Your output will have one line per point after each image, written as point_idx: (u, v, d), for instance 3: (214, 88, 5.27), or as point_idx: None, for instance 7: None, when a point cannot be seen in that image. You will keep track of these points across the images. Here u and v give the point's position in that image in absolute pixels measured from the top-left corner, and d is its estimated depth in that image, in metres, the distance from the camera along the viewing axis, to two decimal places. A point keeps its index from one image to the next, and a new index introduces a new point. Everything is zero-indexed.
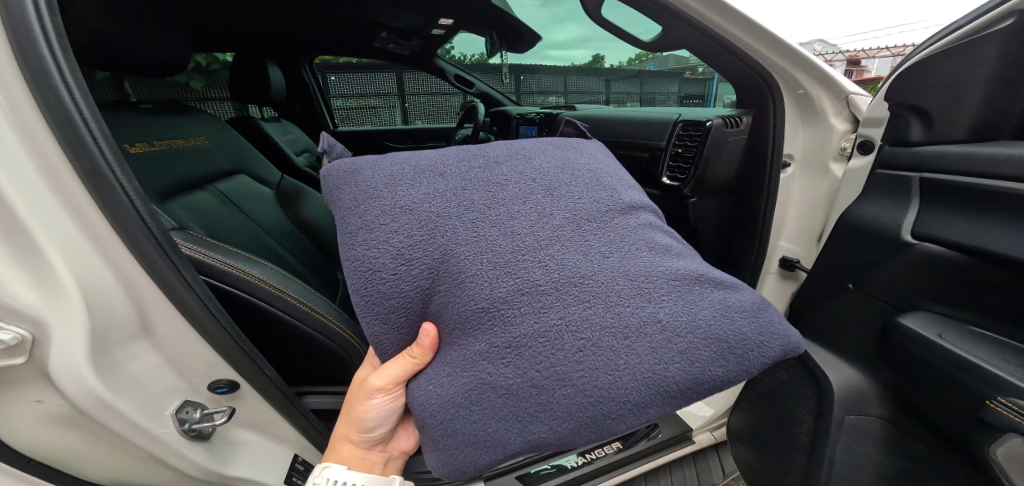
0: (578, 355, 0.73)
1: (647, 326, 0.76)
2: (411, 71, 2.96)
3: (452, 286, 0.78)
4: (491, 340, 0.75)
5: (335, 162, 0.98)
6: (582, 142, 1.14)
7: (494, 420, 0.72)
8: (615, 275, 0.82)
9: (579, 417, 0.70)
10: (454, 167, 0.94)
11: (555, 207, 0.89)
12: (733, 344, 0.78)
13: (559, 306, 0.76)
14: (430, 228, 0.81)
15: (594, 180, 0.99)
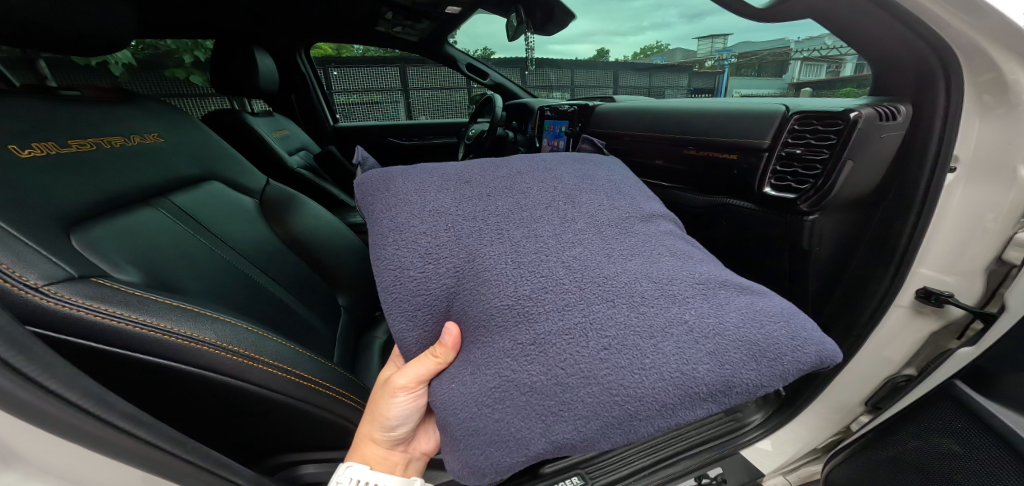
0: (599, 352, 0.55)
1: (671, 323, 0.57)
2: (416, 66, 2.80)
3: (475, 291, 0.61)
4: (514, 336, 0.57)
5: (369, 172, 0.83)
6: (600, 156, 0.96)
7: (518, 418, 0.54)
8: (637, 269, 0.63)
9: (607, 417, 0.52)
10: (483, 175, 0.79)
11: (586, 207, 0.73)
12: (768, 349, 0.57)
13: (578, 301, 0.58)
14: (454, 231, 0.66)
15: (612, 188, 0.81)
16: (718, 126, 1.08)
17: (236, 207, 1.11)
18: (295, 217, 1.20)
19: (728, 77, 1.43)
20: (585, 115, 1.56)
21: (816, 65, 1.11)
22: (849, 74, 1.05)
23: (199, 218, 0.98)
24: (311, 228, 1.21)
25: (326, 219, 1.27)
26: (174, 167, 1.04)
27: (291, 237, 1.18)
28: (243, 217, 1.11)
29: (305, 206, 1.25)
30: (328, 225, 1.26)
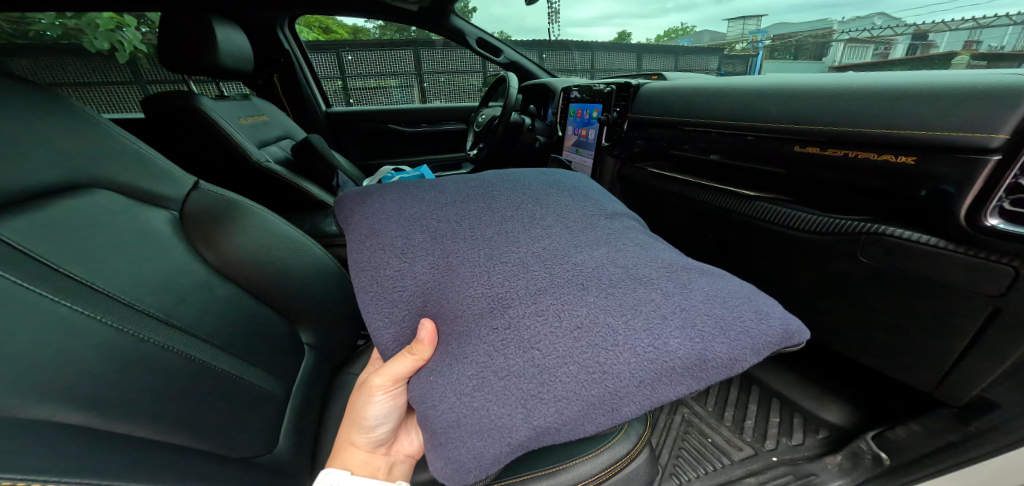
0: (571, 319, 0.34)
1: (647, 290, 0.37)
2: (431, 49, 1.67)
3: (439, 291, 0.40)
4: (476, 317, 0.37)
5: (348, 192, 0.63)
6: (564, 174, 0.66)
7: (481, 405, 0.31)
8: (608, 248, 0.43)
9: (586, 397, 0.30)
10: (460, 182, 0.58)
11: (563, 195, 0.54)
12: (738, 321, 0.35)
13: (543, 270, 0.39)
14: (429, 235, 0.45)
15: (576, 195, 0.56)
16: (828, 115, 0.62)
17: (227, 228, 0.52)
18: (276, 243, 0.57)
19: (762, 62, 0.99)
20: (627, 99, 0.99)
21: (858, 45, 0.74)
22: (899, 58, 0.70)
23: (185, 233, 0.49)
24: (271, 267, 0.55)
25: (284, 253, 0.58)
26: (128, 156, 0.49)
27: (253, 286, 0.53)
28: (271, 243, 0.56)
29: (257, 225, 0.56)
30: (302, 258, 0.60)
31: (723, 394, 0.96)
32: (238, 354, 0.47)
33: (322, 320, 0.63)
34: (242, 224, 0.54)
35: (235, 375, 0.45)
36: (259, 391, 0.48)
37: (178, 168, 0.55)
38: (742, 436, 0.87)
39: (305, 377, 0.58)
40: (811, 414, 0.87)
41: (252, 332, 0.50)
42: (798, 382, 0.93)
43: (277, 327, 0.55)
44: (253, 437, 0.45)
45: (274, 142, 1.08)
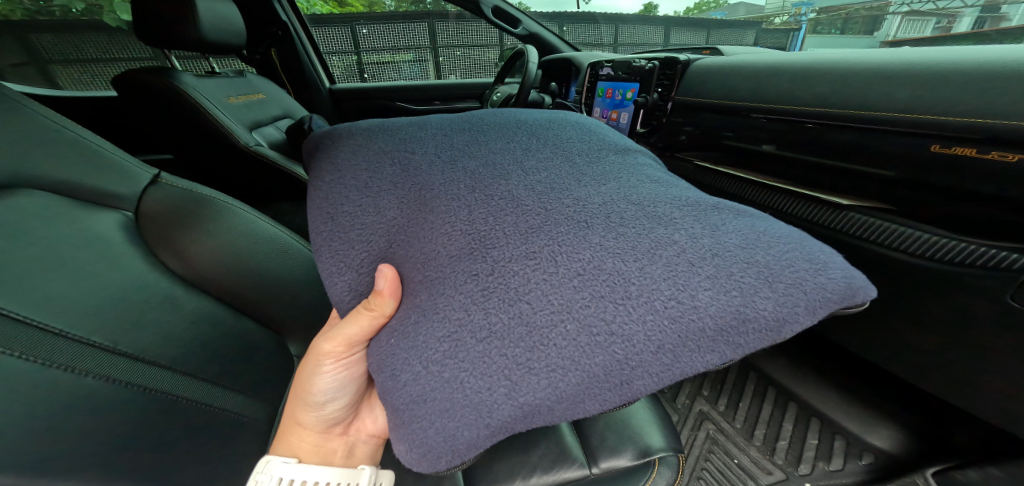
0: (570, 258, 0.24)
1: (676, 225, 0.26)
2: (444, 14, 1.53)
3: (401, 233, 0.29)
4: (455, 264, 0.25)
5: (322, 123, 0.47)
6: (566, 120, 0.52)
7: (447, 379, 0.22)
8: (627, 178, 0.31)
9: (590, 367, 0.21)
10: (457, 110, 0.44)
11: (569, 122, 0.41)
12: (791, 270, 0.24)
13: (535, 197, 0.28)
14: (400, 168, 0.33)
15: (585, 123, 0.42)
16: (918, 97, 0.47)
17: (188, 224, 0.46)
18: (247, 240, 0.50)
19: (801, 38, 0.82)
20: (670, 79, 0.84)
21: (916, 18, 0.61)
22: (964, 31, 0.55)
23: (148, 225, 0.45)
24: (242, 268, 0.49)
25: (257, 250, 0.51)
26: (50, 143, 0.41)
27: (220, 290, 0.47)
28: (241, 240, 0.50)
29: (222, 220, 0.49)
30: (280, 255, 0.53)
31: (753, 408, 0.86)
32: (207, 378, 0.40)
33: (310, 329, 0.55)
34: (206, 218, 0.48)
35: (207, 403, 0.38)
36: (237, 420, 0.41)
37: (134, 159, 0.48)
38: (773, 458, 0.78)
39: (292, 394, 0.51)
40: (854, 437, 0.77)
41: (225, 349, 0.43)
42: (841, 399, 0.82)
43: (257, 339, 0.48)
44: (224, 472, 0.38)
45: (269, 123, 1.01)
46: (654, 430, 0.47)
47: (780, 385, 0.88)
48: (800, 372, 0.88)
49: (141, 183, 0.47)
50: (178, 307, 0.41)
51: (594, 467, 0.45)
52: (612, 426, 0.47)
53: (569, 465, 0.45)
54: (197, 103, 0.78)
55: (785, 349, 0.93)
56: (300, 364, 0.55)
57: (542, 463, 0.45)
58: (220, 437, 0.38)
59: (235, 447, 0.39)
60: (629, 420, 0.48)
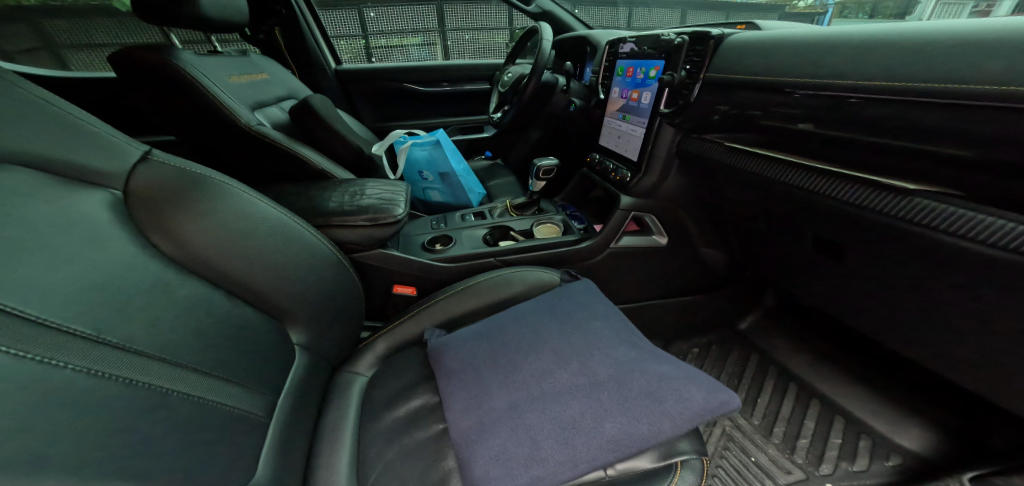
0: (561, 400, 0.45)
1: (615, 375, 0.47)
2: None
3: (468, 392, 0.49)
4: (496, 421, 0.45)
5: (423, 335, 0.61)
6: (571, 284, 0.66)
7: (493, 460, 0.41)
8: (594, 328, 0.55)
9: (567, 463, 0.39)
10: (493, 339, 0.57)
11: (564, 310, 0.60)
12: (672, 401, 0.44)
13: (542, 374, 0.49)
14: (463, 364, 0.53)
15: (575, 323, 0.57)
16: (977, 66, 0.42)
17: (182, 204, 0.44)
18: (244, 221, 0.48)
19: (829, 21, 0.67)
20: (701, 55, 0.64)
21: (954, 1, 0.49)
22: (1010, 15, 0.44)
23: (138, 204, 0.42)
24: (239, 251, 0.46)
25: (255, 234, 0.49)
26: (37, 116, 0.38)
27: (217, 273, 0.44)
28: (238, 222, 0.47)
29: (220, 202, 0.47)
30: (279, 239, 0.51)
31: (772, 404, 0.82)
32: (199, 368, 0.37)
33: (311, 317, 0.53)
34: (201, 199, 0.45)
35: (199, 395, 0.36)
36: (234, 412, 0.38)
37: (123, 134, 0.45)
38: (793, 457, 0.74)
39: (291, 384, 0.48)
40: (880, 437, 0.73)
41: (219, 338, 0.41)
42: (869, 397, 0.78)
43: (253, 327, 0.46)
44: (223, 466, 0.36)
45: (274, 104, 0.98)
46: (675, 432, 0.43)
47: (803, 381, 0.84)
48: (825, 369, 0.84)
49: (129, 162, 0.44)
50: (167, 292, 0.38)
51: (608, 469, 0.41)
52: None
53: None
54: (195, 80, 0.75)
55: (808, 344, 0.88)
56: (300, 353, 0.52)
57: None
58: (214, 430, 0.36)
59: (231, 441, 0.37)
60: None
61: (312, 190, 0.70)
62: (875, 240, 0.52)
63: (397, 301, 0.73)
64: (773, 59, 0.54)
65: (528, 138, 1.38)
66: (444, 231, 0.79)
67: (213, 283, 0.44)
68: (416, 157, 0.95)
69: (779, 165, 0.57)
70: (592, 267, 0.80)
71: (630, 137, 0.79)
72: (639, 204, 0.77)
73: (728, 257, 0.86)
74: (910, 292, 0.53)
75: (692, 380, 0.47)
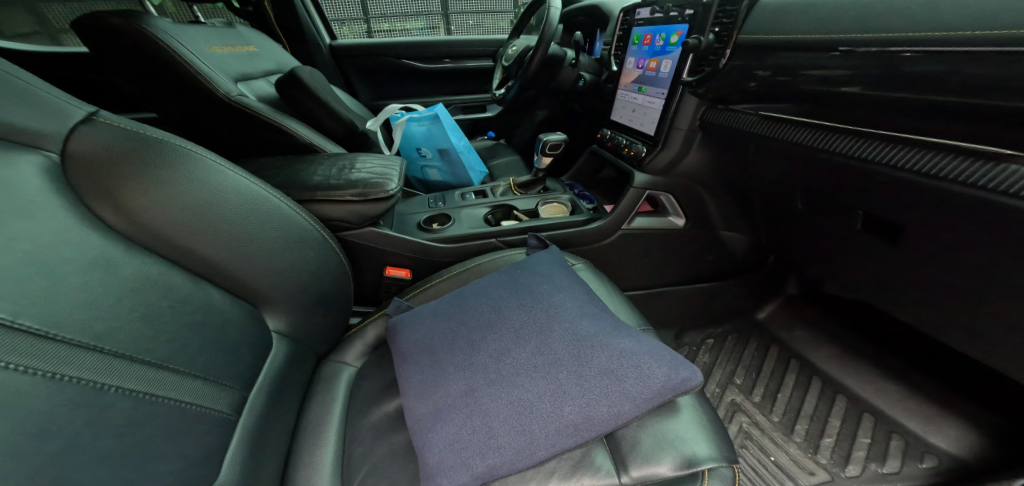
0: (519, 380, 0.37)
1: (577, 347, 0.39)
2: None
3: (422, 376, 0.42)
4: (448, 403, 0.38)
5: (393, 308, 0.54)
6: (544, 250, 0.56)
7: (441, 448, 0.35)
8: (559, 297, 0.46)
9: (519, 453, 0.33)
10: (451, 307, 0.49)
11: (526, 275, 0.51)
12: (636, 376, 0.36)
13: (500, 350, 0.41)
14: (422, 344, 0.46)
15: (537, 290, 0.48)
16: None
17: (130, 172, 0.39)
18: (205, 189, 0.43)
19: None
20: (732, 16, 0.55)
21: None
22: None
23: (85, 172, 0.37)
24: (198, 223, 0.41)
25: (218, 203, 0.43)
26: None
27: (174, 248, 0.40)
28: (197, 190, 0.42)
29: (182, 170, 0.42)
30: (249, 209, 0.45)
31: (793, 399, 0.75)
32: (152, 360, 0.32)
33: (293, 301, 0.48)
34: (152, 166, 0.40)
35: (148, 391, 0.30)
36: (196, 409, 0.33)
37: (64, 93, 0.40)
38: (815, 457, 0.67)
39: (267, 376, 0.44)
40: (913, 437, 0.65)
41: (178, 325, 0.35)
42: (901, 392, 0.70)
43: (221, 314, 0.41)
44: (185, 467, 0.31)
45: (261, 77, 0.91)
46: (701, 436, 0.38)
47: (827, 376, 0.76)
48: (852, 361, 0.76)
49: (71, 122, 0.39)
50: (111, 271, 0.33)
51: (623, 476, 0.36)
52: (647, 427, 0.38)
53: (593, 472, 0.36)
54: (166, 45, 0.68)
55: (833, 333, 0.80)
56: (280, 342, 0.48)
57: (560, 467, 0.37)
58: (171, 431, 0.31)
59: (192, 441, 0.32)
60: (669, 421, 0.39)
61: (297, 164, 0.64)
62: (935, 218, 0.45)
63: (390, 285, 0.67)
64: (825, 12, 0.47)
65: (533, 118, 1.34)
66: (441, 210, 0.73)
67: (170, 260, 0.40)
68: (414, 132, 0.89)
69: (827, 134, 0.50)
70: (602, 251, 0.74)
71: (645, 110, 0.72)
72: (654, 183, 0.71)
73: (750, 241, 0.79)
74: (969, 279, 0.47)
75: (664, 352, 0.38)
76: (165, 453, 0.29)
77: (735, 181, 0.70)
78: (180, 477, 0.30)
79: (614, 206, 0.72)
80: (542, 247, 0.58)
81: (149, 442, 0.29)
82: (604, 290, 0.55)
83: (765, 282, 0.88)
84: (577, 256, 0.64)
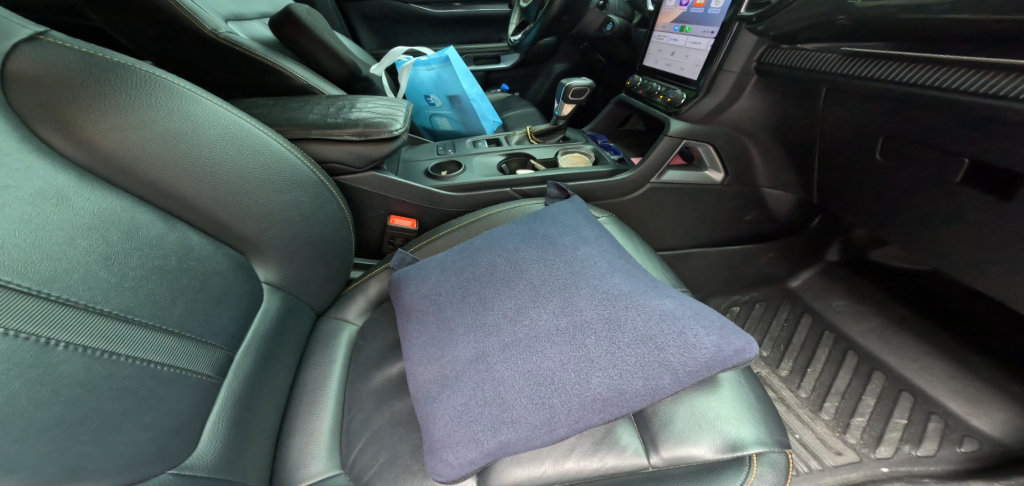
0: (538, 345, 0.32)
1: (607, 308, 0.33)
2: None
3: (428, 338, 0.37)
4: (456, 370, 0.33)
5: (396, 261, 0.48)
6: (567, 201, 0.50)
7: (449, 420, 0.30)
8: (584, 251, 0.40)
9: (537, 427, 0.28)
10: (460, 260, 0.44)
11: (547, 227, 0.45)
12: (678, 345, 0.30)
13: (517, 309, 0.36)
14: (428, 300, 0.41)
15: (560, 243, 0.42)
16: None
17: (80, 92, 0.33)
18: (172, 114, 0.36)
19: None
20: None
21: None
22: None
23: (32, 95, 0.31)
24: (167, 154, 0.36)
25: (189, 130, 0.37)
26: None
27: (140, 181, 0.35)
28: (163, 115, 0.36)
29: (150, 95, 0.36)
30: (227, 139, 0.39)
31: (824, 375, 0.69)
32: (112, 311, 0.27)
33: (286, 250, 0.44)
34: (107, 84, 0.34)
35: (109, 350, 0.26)
36: (169, 372, 0.29)
37: (13, 14, 0.34)
38: (844, 436, 0.63)
39: (257, 332, 0.39)
40: (955, 418, 0.60)
41: (152, 276, 0.31)
42: (946, 370, 0.63)
43: (203, 265, 0.36)
44: (167, 429, 0.27)
45: (256, 19, 0.82)
46: (745, 417, 0.33)
47: (864, 351, 0.69)
48: (895, 336, 0.68)
49: (11, 39, 0.32)
50: (61, 207, 0.27)
51: (653, 457, 0.32)
52: (682, 403, 0.33)
53: (618, 451, 0.32)
54: None
55: (876, 303, 0.73)
56: (272, 294, 0.44)
57: (580, 443, 0.32)
58: (146, 395, 0.27)
59: (167, 406, 0.28)
60: (704, 396, 0.34)
61: (292, 103, 0.58)
62: None
63: (395, 236, 0.61)
64: None
65: (550, 71, 1.24)
66: (451, 158, 0.66)
67: (136, 195, 0.34)
68: (422, 78, 0.81)
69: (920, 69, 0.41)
70: (625, 208, 0.67)
71: (688, 53, 0.63)
72: (692, 132, 0.63)
73: (793, 201, 0.70)
74: None
75: (711, 321, 0.32)
76: (136, 421, 0.25)
77: (785, 131, 0.61)
78: (155, 449, 0.26)
79: (644, 157, 0.65)
80: (563, 197, 0.52)
81: (117, 402, 0.25)
82: (632, 247, 0.49)
83: (804, 248, 0.79)
84: (601, 209, 0.59)
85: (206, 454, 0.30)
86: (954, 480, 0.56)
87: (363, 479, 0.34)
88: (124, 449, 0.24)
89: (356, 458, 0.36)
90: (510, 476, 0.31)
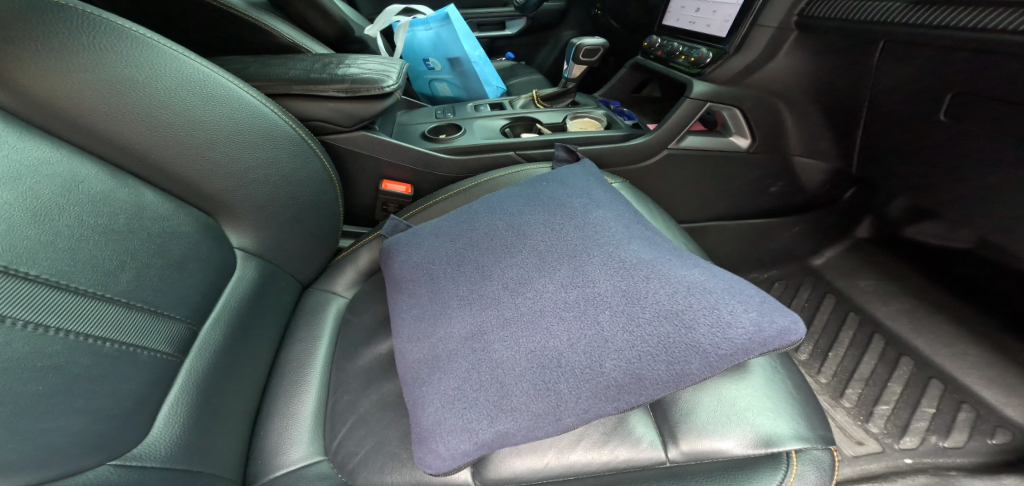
0: (543, 320, 0.28)
1: (624, 280, 0.29)
2: None
3: (419, 311, 0.33)
4: (449, 349, 0.29)
5: (389, 228, 0.44)
6: (578, 164, 0.44)
7: (440, 407, 0.26)
8: (598, 216, 0.35)
9: (541, 414, 0.24)
10: (456, 226, 0.39)
11: (554, 189, 0.40)
12: (709, 325, 0.25)
13: (519, 279, 0.31)
14: (420, 270, 0.36)
15: (570, 208, 0.37)
16: None
17: (4, 30, 0.28)
18: (120, 58, 0.31)
19: None
20: None
21: None
22: None
23: None
24: (117, 103, 0.31)
25: (141, 78, 0.32)
26: None
27: (90, 134, 0.31)
28: (109, 59, 0.31)
29: (96, 33, 0.31)
30: (191, 88, 0.34)
31: (848, 360, 0.65)
32: (46, 277, 0.23)
33: (262, 214, 0.39)
34: (36, 19, 0.29)
35: (35, 320, 0.22)
36: (113, 349, 0.25)
37: None
38: (866, 425, 0.58)
39: (228, 305, 0.35)
40: (990, 408, 0.55)
41: (100, 239, 0.27)
42: (983, 355, 0.58)
43: (163, 228, 0.32)
44: (111, 417, 0.24)
45: None
46: (780, 408, 0.29)
47: (891, 335, 0.64)
48: (928, 319, 0.63)
49: None
50: None
51: (672, 450, 0.27)
52: (707, 391, 0.29)
53: (632, 444, 0.28)
54: None
55: (906, 283, 0.67)
56: (248, 262, 0.40)
57: (588, 433, 0.28)
58: (83, 378, 0.23)
59: (109, 389, 0.24)
60: (733, 383, 0.29)
61: (274, 59, 0.52)
62: None
63: (388, 202, 0.57)
64: None
65: (559, 38, 1.17)
66: (450, 121, 0.61)
67: (85, 149, 0.31)
68: (421, 40, 0.75)
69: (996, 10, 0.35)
70: (639, 176, 0.62)
71: (716, 7, 0.55)
72: (717, 94, 0.57)
73: (825, 171, 0.64)
74: None
75: (748, 296, 0.27)
76: (69, 406, 0.22)
77: (822, 91, 0.54)
78: (95, 439, 0.22)
79: (662, 120, 0.59)
80: (572, 160, 0.47)
81: (44, 383, 0.21)
82: (649, 215, 0.44)
83: (831, 224, 0.74)
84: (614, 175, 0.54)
85: (161, 442, 0.26)
86: (987, 473, 0.52)
87: (347, 467, 0.31)
88: (55, 440, 0.20)
89: (340, 444, 0.32)
90: (509, 468, 0.27)
